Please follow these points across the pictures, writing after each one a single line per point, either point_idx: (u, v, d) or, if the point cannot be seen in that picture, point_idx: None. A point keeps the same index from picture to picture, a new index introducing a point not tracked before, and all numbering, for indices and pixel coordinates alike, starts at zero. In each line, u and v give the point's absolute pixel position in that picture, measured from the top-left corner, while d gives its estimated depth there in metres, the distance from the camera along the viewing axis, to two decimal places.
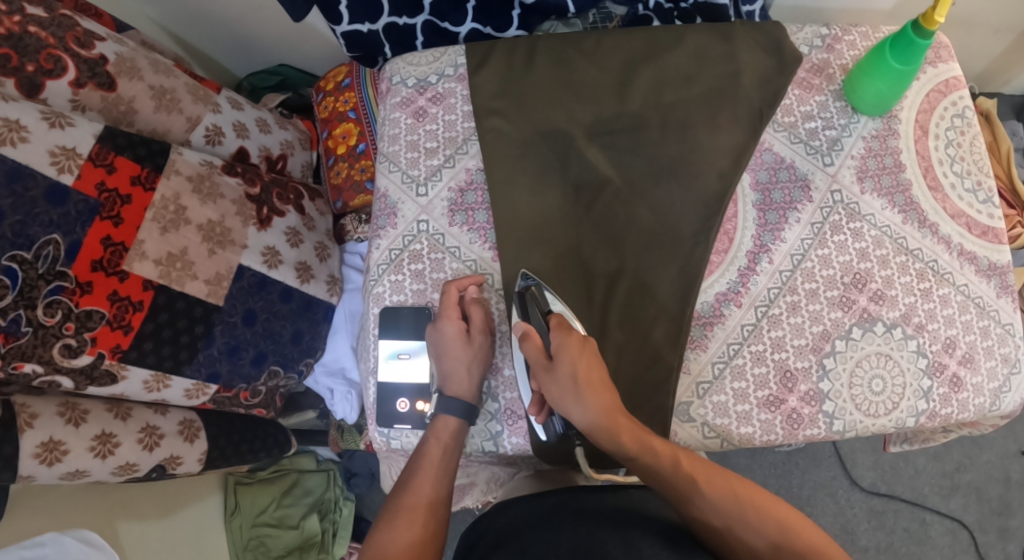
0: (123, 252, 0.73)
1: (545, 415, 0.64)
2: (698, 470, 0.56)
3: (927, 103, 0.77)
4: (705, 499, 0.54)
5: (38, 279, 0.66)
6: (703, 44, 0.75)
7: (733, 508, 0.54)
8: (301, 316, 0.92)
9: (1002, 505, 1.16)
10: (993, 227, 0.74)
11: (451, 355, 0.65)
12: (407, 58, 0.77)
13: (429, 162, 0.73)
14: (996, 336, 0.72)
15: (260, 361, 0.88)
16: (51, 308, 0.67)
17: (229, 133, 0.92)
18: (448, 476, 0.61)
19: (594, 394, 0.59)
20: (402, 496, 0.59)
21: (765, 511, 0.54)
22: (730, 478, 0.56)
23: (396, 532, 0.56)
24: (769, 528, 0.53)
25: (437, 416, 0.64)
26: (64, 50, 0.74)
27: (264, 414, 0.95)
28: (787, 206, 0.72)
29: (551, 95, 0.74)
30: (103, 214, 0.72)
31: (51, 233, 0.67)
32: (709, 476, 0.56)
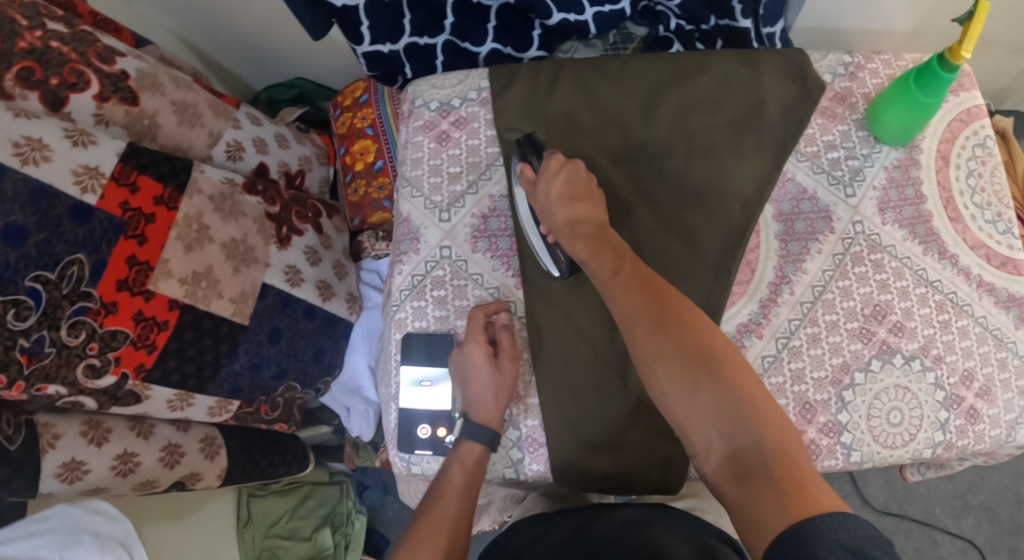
0: (149, 271, 0.73)
1: (553, 248, 0.66)
2: (684, 356, 0.51)
3: (949, 132, 0.77)
4: (677, 391, 0.51)
5: (62, 300, 0.65)
6: (728, 70, 0.75)
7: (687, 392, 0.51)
8: (323, 334, 0.93)
9: (1013, 526, 1.16)
10: (1012, 258, 0.75)
11: (478, 380, 0.65)
12: (430, 80, 0.77)
13: (453, 188, 0.73)
14: (1014, 368, 0.72)
15: (282, 376, 0.89)
16: (75, 329, 0.67)
17: (249, 148, 0.92)
18: (468, 511, 0.60)
19: (569, 208, 0.63)
20: (422, 523, 0.58)
21: (746, 417, 0.48)
22: (726, 371, 0.50)
23: (414, 557, 0.55)
24: (736, 437, 0.48)
25: (461, 441, 0.64)
26: (87, 65, 0.74)
27: (286, 429, 0.96)
28: (810, 237, 0.72)
29: (574, 120, 0.74)
30: (127, 232, 0.71)
31: (76, 253, 0.67)
32: (684, 357, 0.51)
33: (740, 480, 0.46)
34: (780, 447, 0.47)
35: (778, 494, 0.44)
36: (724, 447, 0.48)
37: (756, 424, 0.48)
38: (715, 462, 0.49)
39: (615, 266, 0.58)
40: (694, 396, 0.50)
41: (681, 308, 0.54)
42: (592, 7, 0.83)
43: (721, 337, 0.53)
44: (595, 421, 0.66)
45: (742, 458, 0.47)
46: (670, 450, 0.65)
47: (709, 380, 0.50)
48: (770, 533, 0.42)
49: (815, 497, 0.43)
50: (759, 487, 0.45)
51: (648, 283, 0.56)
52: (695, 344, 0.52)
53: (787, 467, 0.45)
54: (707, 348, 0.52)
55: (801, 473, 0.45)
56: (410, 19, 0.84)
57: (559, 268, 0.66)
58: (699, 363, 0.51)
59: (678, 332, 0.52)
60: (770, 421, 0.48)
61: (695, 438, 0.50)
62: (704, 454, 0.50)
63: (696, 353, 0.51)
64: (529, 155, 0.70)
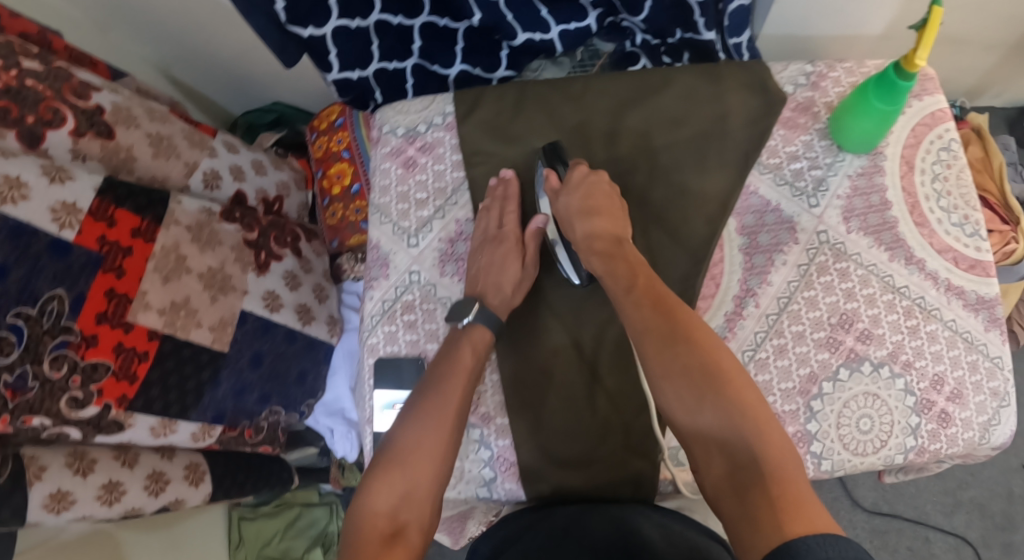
0: (127, 303, 0.74)
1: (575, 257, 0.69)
2: (689, 374, 0.54)
3: (913, 137, 0.77)
4: (682, 408, 0.54)
5: (43, 335, 0.65)
6: (691, 85, 0.76)
7: (692, 405, 0.53)
8: (306, 355, 0.96)
9: (1005, 520, 1.16)
10: (982, 261, 0.74)
11: (501, 273, 0.69)
12: (396, 106, 0.78)
13: (420, 213, 0.74)
14: (984, 370, 0.72)
15: (265, 400, 0.91)
16: (57, 362, 0.67)
17: (226, 176, 0.93)
18: (468, 399, 0.63)
19: (592, 218, 0.66)
20: (427, 399, 0.61)
21: (748, 434, 0.50)
22: (729, 391, 0.53)
23: (414, 435, 0.58)
24: (736, 454, 0.50)
25: (476, 323, 0.66)
26: (62, 101, 0.74)
27: (271, 451, 0.97)
28: (774, 249, 0.73)
29: (537, 141, 0.75)
30: (105, 266, 0.72)
31: (56, 288, 0.67)
32: (689, 371, 0.54)
33: (738, 496, 0.48)
34: (778, 469, 0.48)
35: (771, 511, 0.44)
36: (725, 464, 0.50)
37: (755, 441, 0.50)
38: (715, 478, 0.51)
39: (628, 283, 0.62)
40: (696, 412, 0.53)
41: (692, 328, 0.57)
42: (558, 25, 0.85)
43: (729, 358, 0.55)
44: (565, 441, 0.67)
45: (741, 476, 0.49)
46: (639, 467, 0.66)
47: (711, 397, 0.53)
48: (758, 549, 0.43)
49: (809, 517, 0.43)
50: (755, 502, 0.46)
51: (661, 303, 0.60)
52: (702, 363, 0.55)
53: (784, 488, 0.46)
54: (714, 368, 0.54)
55: (797, 493, 0.46)
56: (378, 45, 0.85)
57: (579, 276, 0.69)
58: (704, 376, 0.54)
59: (686, 349, 0.55)
60: (769, 441, 0.50)
61: (698, 455, 0.53)
62: (707, 471, 0.52)
63: (702, 372, 0.54)
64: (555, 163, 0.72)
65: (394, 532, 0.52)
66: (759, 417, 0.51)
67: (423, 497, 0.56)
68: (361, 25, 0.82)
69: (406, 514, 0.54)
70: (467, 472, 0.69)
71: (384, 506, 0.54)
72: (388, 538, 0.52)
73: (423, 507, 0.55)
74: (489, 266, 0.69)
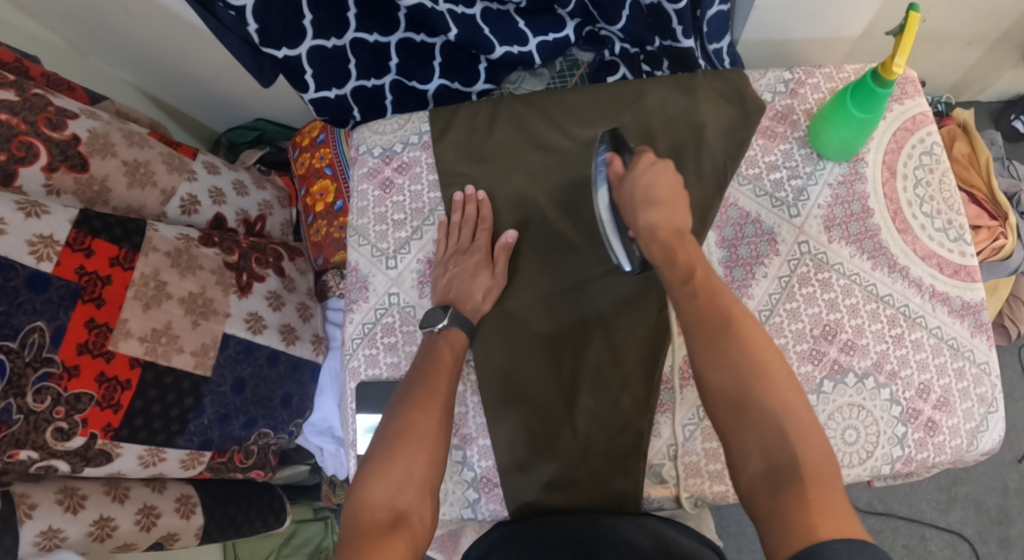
0: (108, 332, 0.73)
1: (628, 243, 0.69)
2: (737, 372, 0.54)
3: (894, 143, 0.76)
4: (726, 403, 0.54)
5: (25, 367, 0.65)
6: (666, 97, 0.76)
7: (738, 398, 0.53)
8: (290, 379, 0.94)
9: (1001, 514, 1.16)
10: (966, 265, 0.73)
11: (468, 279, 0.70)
12: (373, 127, 0.80)
13: (398, 234, 0.76)
14: (971, 376, 0.70)
15: (252, 424, 0.89)
16: (40, 395, 0.67)
17: (204, 200, 0.93)
18: (455, 386, 0.64)
19: (656, 208, 0.65)
20: (418, 389, 0.62)
21: (790, 438, 0.50)
22: (775, 391, 0.52)
23: (410, 420, 0.59)
24: (775, 454, 0.50)
25: (449, 328, 0.68)
26: (36, 134, 0.73)
27: (263, 476, 0.96)
28: (754, 262, 0.73)
29: (512, 158, 0.76)
30: (85, 297, 0.71)
31: (36, 320, 0.67)
32: (741, 364, 0.54)
33: (773, 494, 0.48)
34: (815, 473, 0.48)
35: (807, 515, 0.45)
36: (762, 463, 0.50)
37: (795, 444, 0.49)
38: (750, 476, 0.51)
39: (686, 274, 0.61)
40: (739, 410, 0.53)
41: (742, 324, 0.56)
42: (536, 37, 0.85)
43: (777, 357, 0.55)
44: (546, 460, 0.67)
45: (777, 476, 0.49)
46: (621, 486, 0.66)
47: (757, 396, 0.52)
48: (789, 549, 0.43)
49: (840, 525, 0.44)
50: (789, 503, 0.46)
51: (714, 296, 0.59)
52: (751, 361, 0.54)
53: (820, 492, 0.46)
54: (763, 367, 0.54)
55: (831, 500, 0.46)
56: (355, 64, 0.84)
57: (631, 262, 0.69)
58: (754, 372, 0.53)
59: (736, 347, 0.55)
60: (809, 444, 0.50)
61: (734, 452, 0.52)
62: (742, 468, 0.52)
63: (751, 370, 0.53)
64: (619, 148, 0.71)
65: (394, 521, 0.53)
66: (802, 423, 0.51)
67: (419, 483, 0.57)
68: (337, 43, 0.81)
69: (403, 502, 0.55)
70: (451, 494, 0.69)
71: (382, 497, 0.54)
72: (388, 527, 0.52)
73: (420, 494, 0.56)
74: (462, 274, 0.70)
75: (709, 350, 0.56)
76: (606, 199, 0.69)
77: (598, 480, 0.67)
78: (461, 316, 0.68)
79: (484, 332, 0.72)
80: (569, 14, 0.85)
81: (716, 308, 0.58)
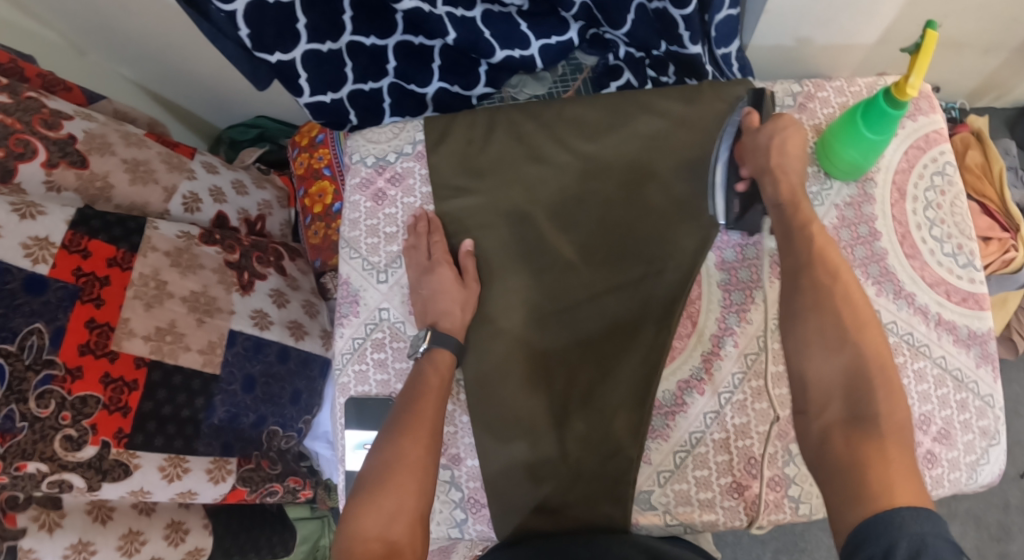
0: (110, 332, 0.69)
1: (734, 195, 0.69)
2: (838, 325, 0.56)
3: (906, 161, 0.73)
4: (819, 350, 0.56)
5: (26, 371, 0.62)
6: (670, 109, 0.73)
7: (832, 349, 0.55)
8: (298, 374, 0.90)
9: (1001, 530, 1.14)
10: (975, 293, 0.71)
11: (449, 296, 0.69)
12: (366, 135, 0.79)
13: (389, 248, 0.76)
14: (974, 409, 0.68)
15: (261, 423, 0.85)
16: (43, 399, 0.63)
17: (206, 199, 0.89)
18: (444, 409, 0.65)
19: (788, 160, 0.64)
20: (405, 417, 0.62)
21: (876, 395, 0.52)
22: (870, 350, 0.54)
23: (401, 451, 0.60)
24: (859, 404, 0.52)
25: (433, 349, 0.68)
26: (32, 133, 0.71)
27: (301, 483, 0.94)
28: (754, 285, 0.70)
29: (508, 170, 0.74)
30: (83, 298, 0.68)
31: (34, 321, 0.63)
32: (839, 318, 0.56)
33: (849, 442, 0.50)
34: (895, 433, 0.50)
35: (883, 468, 0.47)
36: (844, 412, 0.52)
37: (880, 402, 0.52)
38: (827, 421, 0.53)
39: (807, 220, 0.62)
40: (830, 362, 0.55)
41: (847, 284, 0.58)
42: (539, 40, 0.82)
43: (873, 321, 0.57)
44: (537, 486, 0.67)
45: (857, 425, 0.51)
46: (609, 512, 0.66)
47: (852, 353, 0.54)
48: (858, 499, 0.46)
49: (914, 486, 0.46)
50: (867, 452, 0.49)
51: (826, 252, 0.60)
52: (853, 318, 0.56)
53: (898, 450, 0.49)
54: (862, 326, 0.55)
55: (907, 460, 0.48)
56: (353, 67, 0.82)
57: (728, 217, 0.69)
58: (851, 327, 0.55)
59: (839, 305, 0.57)
60: (892, 404, 0.52)
61: (815, 396, 0.55)
62: (820, 412, 0.54)
63: (850, 324, 0.56)
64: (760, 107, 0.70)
65: (386, 556, 0.54)
66: (889, 382, 0.53)
67: (411, 513, 0.57)
68: (334, 47, 0.79)
69: (396, 533, 0.55)
70: (438, 514, 0.69)
71: (374, 529, 0.55)
72: None
73: (412, 525, 0.56)
74: (433, 295, 0.69)
75: (810, 300, 0.58)
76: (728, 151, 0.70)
77: (586, 508, 0.66)
78: (445, 336, 0.68)
79: (478, 348, 0.71)
80: (574, 17, 0.81)
81: (823, 261, 0.59)
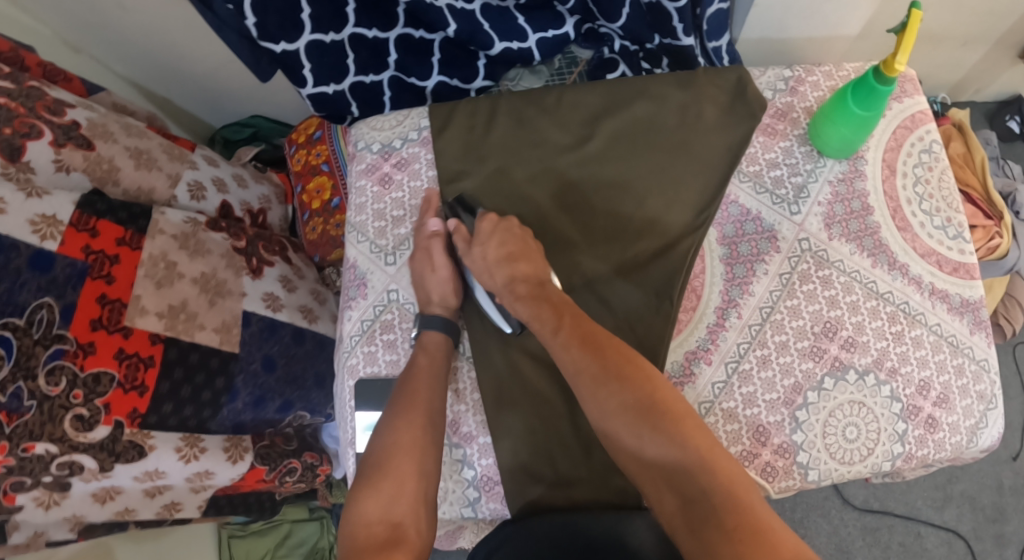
0: (122, 309, 0.69)
1: (500, 307, 0.70)
2: (629, 413, 0.55)
3: (894, 141, 0.76)
4: (625, 449, 0.55)
5: (34, 347, 0.61)
6: (663, 95, 0.76)
7: (635, 446, 0.54)
8: (318, 357, 0.89)
9: (996, 512, 1.16)
10: (965, 263, 0.73)
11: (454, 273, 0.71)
12: (371, 123, 0.81)
13: (397, 231, 0.77)
14: (971, 373, 0.70)
15: (288, 408, 0.84)
16: (54, 377, 0.62)
17: (210, 188, 0.90)
18: (441, 390, 0.65)
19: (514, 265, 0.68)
20: (399, 400, 0.63)
21: (696, 472, 0.51)
22: (672, 426, 0.53)
23: (400, 431, 0.60)
24: (686, 488, 0.50)
25: (420, 333, 0.69)
26: (36, 118, 0.70)
27: (317, 458, 0.91)
28: (754, 259, 0.73)
29: (512, 154, 0.77)
30: (94, 274, 0.68)
31: (42, 297, 0.63)
32: (626, 413, 0.55)
33: (693, 532, 0.48)
34: (730, 501, 0.48)
35: (731, 545, 0.45)
36: (677, 500, 0.51)
37: (703, 477, 0.50)
38: (669, 514, 0.51)
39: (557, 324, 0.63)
40: (645, 452, 0.54)
41: (623, 364, 0.58)
42: (536, 33, 0.83)
43: (665, 390, 0.56)
44: (547, 462, 0.67)
45: (694, 509, 0.49)
46: (622, 484, 0.66)
47: (656, 438, 0.53)
48: None
49: (770, 543, 0.44)
50: (713, 537, 0.46)
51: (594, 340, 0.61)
52: (637, 402, 0.55)
53: (741, 517, 0.47)
54: (650, 403, 0.55)
55: (753, 523, 0.46)
56: (354, 59, 0.83)
57: (508, 323, 0.70)
58: (642, 417, 0.54)
59: (620, 391, 0.56)
60: (711, 470, 0.51)
61: (650, 495, 0.53)
62: (659, 506, 0.52)
63: (641, 408, 0.55)
64: (460, 213, 0.75)
65: (391, 538, 0.53)
66: (705, 449, 0.52)
67: (412, 496, 0.57)
68: (336, 39, 0.81)
69: (398, 514, 0.55)
70: (450, 493, 0.69)
71: (376, 512, 0.55)
72: (387, 543, 0.53)
73: (414, 506, 0.56)
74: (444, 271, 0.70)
75: (598, 410, 0.57)
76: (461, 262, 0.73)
77: (597, 486, 0.66)
78: (433, 317, 0.70)
79: (484, 329, 0.72)
80: (569, 11, 0.83)
81: (592, 359, 0.59)
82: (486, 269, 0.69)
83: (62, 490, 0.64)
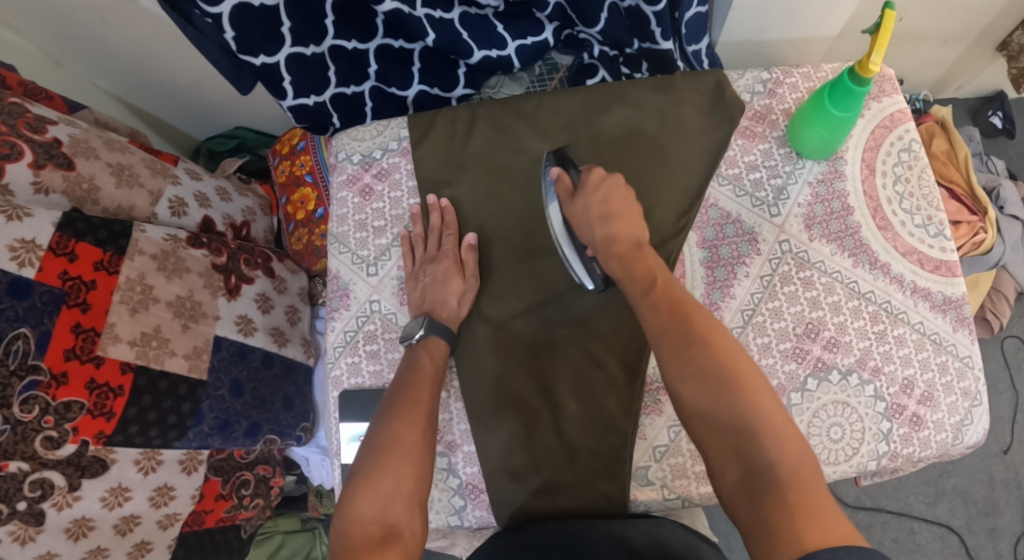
0: (95, 337, 0.68)
1: (588, 261, 0.69)
2: (706, 378, 0.52)
3: (873, 140, 0.76)
4: (697, 413, 0.53)
5: (10, 377, 0.61)
6: (644, 98, 0.77)
7: (709, 408, 0.52)
8: (285, 381, 0.91)
9: (988, 506, 1.16)
10: (947, 260, 0.73)
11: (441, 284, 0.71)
12: (351, 134, 0.81)
13: (378, 242, 0.78)
14: (954, 370, 0.70)
15: (254, 431, 0.85)
16: (27, 405, 0.62)
17: (191, 204, 0.90)
18: (437, 394, 0.65)
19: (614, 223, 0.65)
20: (399, 402, 0.62)
21: (768, 444, 0.48)
22: (747, 396, 0.51)
23: (398, 431, 0.59)
24: (754, 460, 0.48)
25: (428, 336, 0.69)
26: (17, 136, 0.70)
27: (270, 470, 0.94)
28: (735, 261, 0.74)
29: (490, 163, 0.77)
30: (69, 302, 0.67)
31: (18, 327, 0.62)
32: (705, 375, 0.52)
33: (752, 503, 0.46)
34: (797, 480, 0.46)
35: (789, 521, 0.44)
36: (741, 470, 0.49)
37: (773, 451, 0.48)
38: (730, 485, 0.49)
39: (648, 286, 0.61)
40: (714, 418, 0.51)
41: (706, 329, 0.55)
42: (515, 41, 0.83)
43: (748, 361, 0.53)
44: (532, 470, 0.67)
45: (756, 482, 0.47)
46: (607, 489, 0.66)
47: (731, 404, 0.51)
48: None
49: (829, 528, 0.43)
50: (772, 509, 0.45)
51: (677, 306, 0.58)
52: (718, 367, 0.52)
53: (805, 494, 0.45)
54: (732, 372, 0.52)
55: (814, 504, 0.44)
56: (335, 71, 0.83)
57: (593, 280, 0.69)
58: (721, 382, 0.52)
59: (702, 354, 0.53)
60: (785, 445, 0.48)
61: (712, 460, 0.51)
62: (720, 475, 0.50)
63: (719, 375, 0.52)
64: (566, 165, 0.71)
65: (385, 536, 0.52)
66: (783, 425, 0.50)
67: (407, 496, 0.56)
68: (316, 51, 0.81)
69: (393, 515, 0.54)
70: (436, 502, 0.69)
71: (371, 511, 0.54)
72: (380, 540, 0.52)
73: (408, 507, 0.56)
74: (433, 283, 0.71)
75: (674, 368, 0.54)
76: (559, 214, 0.69)
77: (584, 495, 0.66)
78: (438, 324, 0.69)
79: (468, 338, 0.72)
80: (548, 18, 0.82)
81: (675, 320, 0.57)
82: (588, 222, 0.66)
83: (37, 523, 0.63)
